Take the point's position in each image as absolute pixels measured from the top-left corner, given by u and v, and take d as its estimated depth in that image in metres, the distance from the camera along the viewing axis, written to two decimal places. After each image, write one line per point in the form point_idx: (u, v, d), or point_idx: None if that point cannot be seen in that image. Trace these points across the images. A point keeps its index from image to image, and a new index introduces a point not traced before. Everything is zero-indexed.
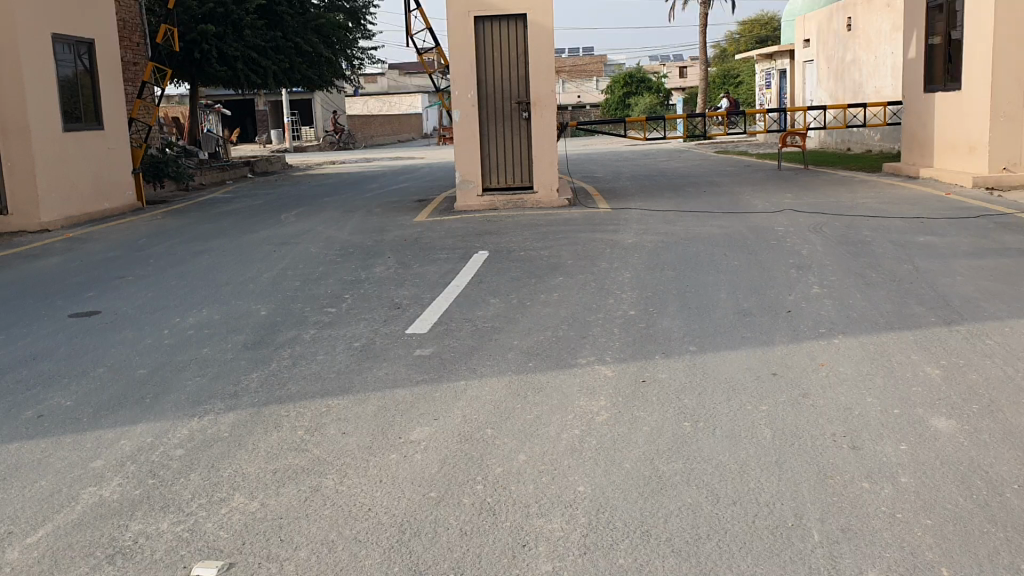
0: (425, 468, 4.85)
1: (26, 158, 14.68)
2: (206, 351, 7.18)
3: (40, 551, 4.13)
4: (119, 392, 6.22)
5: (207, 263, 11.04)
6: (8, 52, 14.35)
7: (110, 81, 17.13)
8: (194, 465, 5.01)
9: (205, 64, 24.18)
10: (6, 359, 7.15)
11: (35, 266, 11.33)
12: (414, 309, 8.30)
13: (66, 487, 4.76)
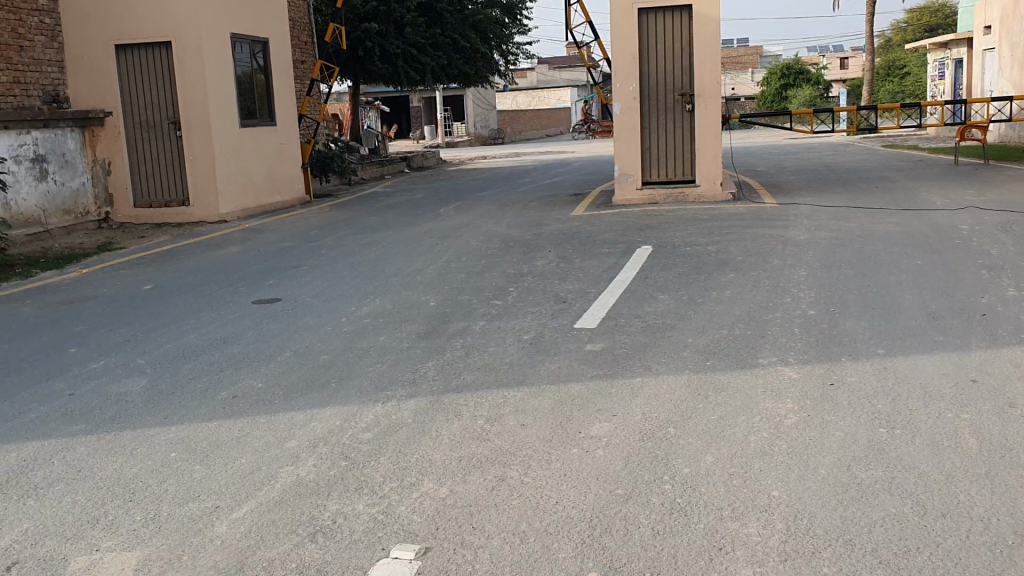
0: (610, 464, 4.80)
1: (207, 152, 15.53)
2: (383, 340, 7.37)
3: (247, 525, 4.32)
4: (305, 377, 6.45)
5: (375, 255, 11.36)
6: (193, 52, 15.19)
7: (282, 78, 17.89)
8: (382, 450, 5.13)
9: (368, 61, 24.96)
10: (199, 341, 7.55)
11: (218, 254, 11.97)
12: (582, 303, 8.26)
13: (265, 465, 4.97)
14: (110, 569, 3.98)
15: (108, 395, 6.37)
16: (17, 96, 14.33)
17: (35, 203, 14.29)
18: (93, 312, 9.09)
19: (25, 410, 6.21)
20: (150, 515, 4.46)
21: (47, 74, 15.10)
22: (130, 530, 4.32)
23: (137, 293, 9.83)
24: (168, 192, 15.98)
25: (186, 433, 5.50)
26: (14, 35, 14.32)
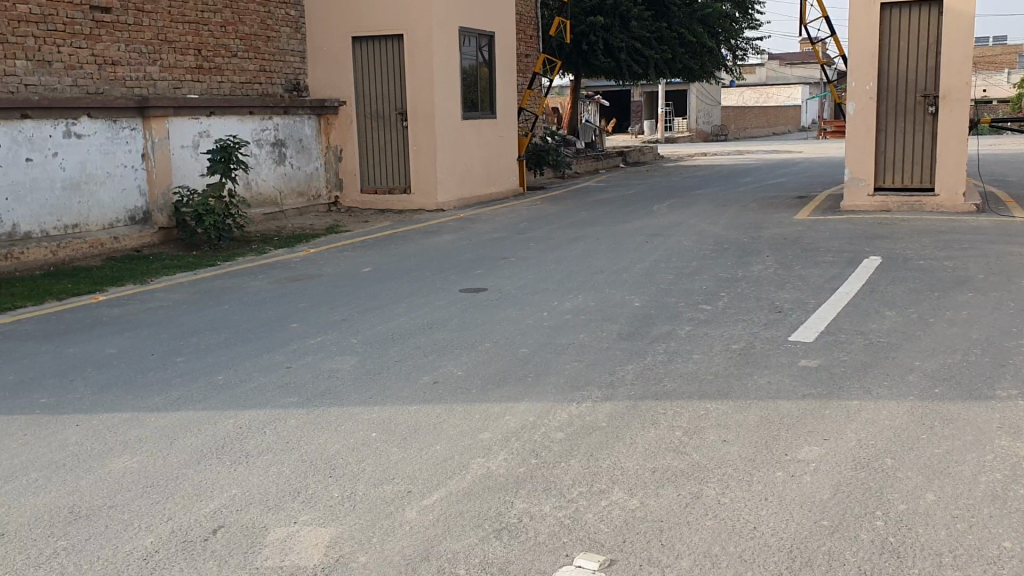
0: (816, 492, 4.44)
1: (430, 142, 16.08)
2: (585, 337, 7.27)
3: (435, 514, 4.33)
4: (503, 368, 6.48)
5: (584, 250, 11.29)
6: (424, 43, 15.76)
7: (506, 71, 18.21)
8: (574, 452, 5.02)
9: (591, 55, 24.99)
10: (407, 325, 7.77)
11: (433, 240, 12.34)
12: (797, 314, 7.80)
13: (458, 455, 4.99)
14: (304, 543, 4.10)
15: (320, 370, 6.67)
16: (262, 83, 15.41)
17: (272, 184, 15.31)
18: (313, 290, 9.58)
19: (245, 379, 6.61)
20: (346, 493, 4.58)
21: (290, 63, 16.12)
22: (326, 506, 4.45)
23: (355, 274, 10.28)
24: (392, 178, 16.68)
25: (386, 415, 5.63)
26: (262, 26, 15.39)
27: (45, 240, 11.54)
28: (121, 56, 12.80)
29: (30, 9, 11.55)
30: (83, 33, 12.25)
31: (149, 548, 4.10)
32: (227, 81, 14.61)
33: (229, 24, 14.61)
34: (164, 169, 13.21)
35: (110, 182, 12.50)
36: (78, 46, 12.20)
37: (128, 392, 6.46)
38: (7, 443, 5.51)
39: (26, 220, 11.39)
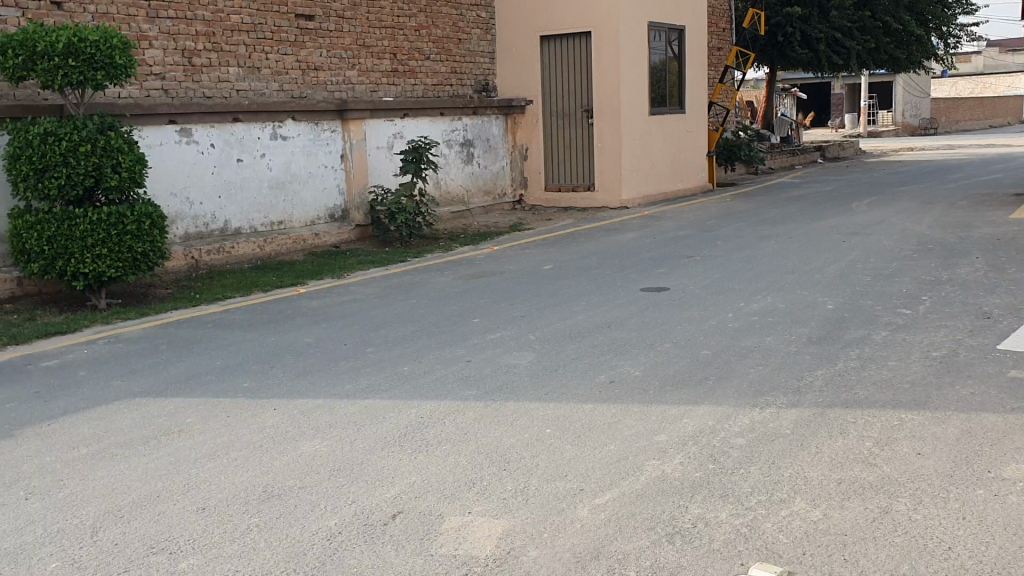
0: (1022, 515, 4.08)
1: (616, 139, 16.02)
2: (770, 340, 7.00)
3: (607, 514, 4.30)
4: (683, 369, 6.35)
5: (773, 249, 10.89)
6: (611, 39, 15.73)
7: (696, 66, 17.86)
8: (755, 459, 4.84)
9: (787, 47, 24.10)
10: (587, 323, 7.76)
11: (617, 238, 12.29)
12: (1009, 322, 7.19)
13: (633, 456, 4.93)
14: (478, 534, 4.18)
15: (499, 365, 6.78)
16: (453, 84, 15.87)
17: (461, 183, 15.74)
18: (497, 286, 9.75)
19: (428, 370, 6.82)
20: (520, 487, 4.62)
21: (480, 64, 16.51)
22: (500, 498, 4.51)
23: (538, 272, 10.39)
24: (577, 176, 16.74)
25: (563, 412, 5.64)
26: (454, 29, 15.85)
27: (253, 236, 12.37)
28: (322, 61, 13.53)
29: (242, 19, 12.42)
30: (288, 40, 13.04)
31: (333, 529, 4.30)
32: (420, 83, 15.14)
33: (422, 27, 15.14)
34: (360, 168, 13.85)
35: (311, 181, 13.25)
36: (284, 53, 13.00)
37: (321, 380, 6.82)
38: (213, 423, 5.95)
39: (237, 217, 12.27)
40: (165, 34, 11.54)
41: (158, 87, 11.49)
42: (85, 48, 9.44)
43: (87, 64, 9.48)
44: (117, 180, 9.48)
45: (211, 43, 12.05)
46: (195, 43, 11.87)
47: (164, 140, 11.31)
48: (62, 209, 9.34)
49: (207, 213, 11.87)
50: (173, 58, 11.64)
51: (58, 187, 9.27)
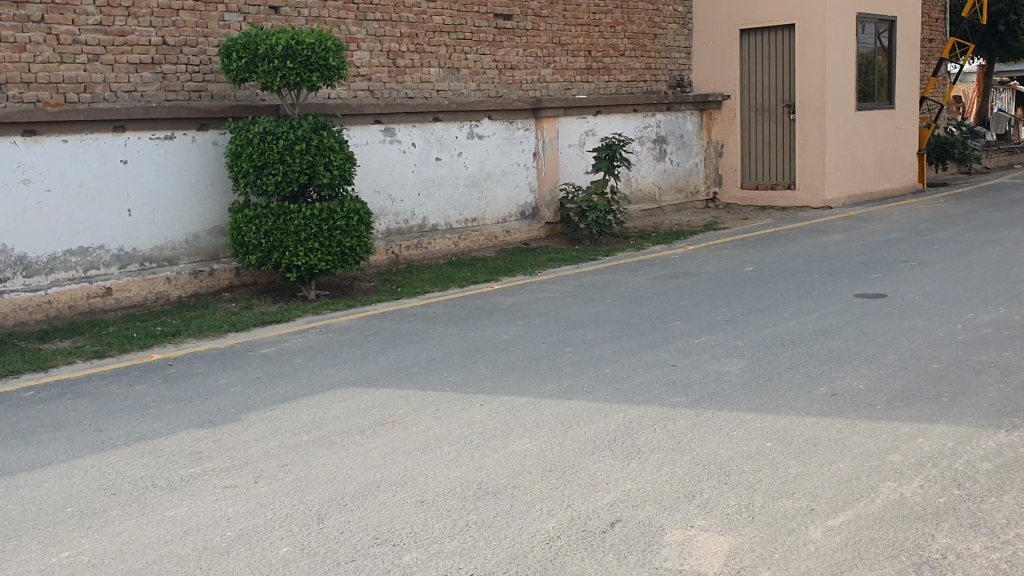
0: None
1: (819, 135, 15.32)
2: (1009, 356, 6.41)
3: (843, 537, 4.01)
4: (912, 384, 5.90)
5: (1000, 255, 10.03)
6: (816, 31, 15.08)
7: (907, 59, 16.83)
8: (1007, 487, 4.40)
9: (1008, 37, 22.31)
10: (798, 330, 7.38)
11: (820, 240, 11.70)
12: None
13: (865, 476, 4.60)
14: (703, 549, 4.00)
15: (708, 371, 6.54)
16: (647, 80, 15.65)
17: (653, 180, 15.49)
18: (696, 288, 9.48)
19: (632, 373, 6.67)
20: (744, 502, 4.40)
21: (675, 60, 16.18)
22: (724, 513, 4.31)
23: (739, 274, 10.02)
24: (775, 175, 16.13)
25: (782, 424, 5.36)
26: (650, 25, 15.61)
27: (448, 232, 12.61)
28: (519, 60, 13.65)
29: (445, 20, 12.70)
30: (487, 40, 13.23)
31: (551, 533, 4.24)
32: (615, 79, 15.03)
33: (618, 24, 15.02)
34: (553, 166, 13.87)
35: (505, 179, 13.37)
36: (482, 53, 13.18)
37: (524, 378, 6.80)
38: (424, 416, 6.04)
39: (434, 214, 12.55)
40: (372, 36, 11.94)
41: (365, 88, 11.91)
42: (302, 50, 9.87)
43: (303, 66, 9.92)
44: (329, 177, 9.87)
45: (413, 44, 12.38)
46: (399, 44, 12.24)
47: (370, 139, 11.70)
48: (278, 205, 9.85)
49: (407, 210, 12.21)
50: (378, 59, 12.02)
51: (275, 184, 9.75)
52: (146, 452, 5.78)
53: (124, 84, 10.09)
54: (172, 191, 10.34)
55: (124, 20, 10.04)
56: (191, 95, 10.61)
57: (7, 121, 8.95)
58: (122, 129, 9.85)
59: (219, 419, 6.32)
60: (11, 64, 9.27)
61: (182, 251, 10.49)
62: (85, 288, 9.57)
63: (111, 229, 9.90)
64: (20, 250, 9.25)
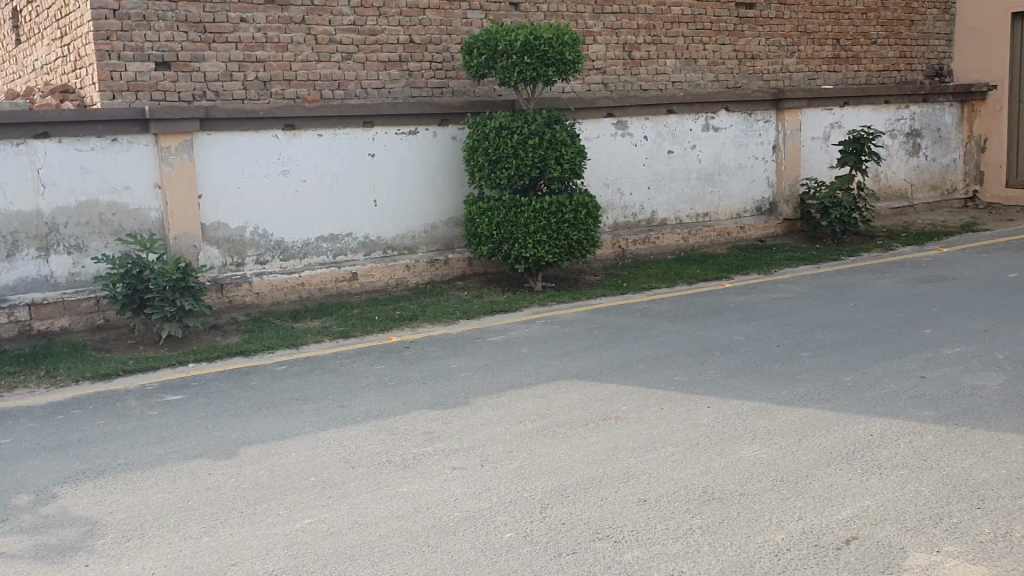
0: None
1: None
2: None
3: None
4: None
5: None
6: None
7: None
8: None
9: None
10: None
11: None
12: None
13: None
14: None
15: (961, 385, 6.01)
16: (900, 70, 14.65)
17: (904, 176, 14.48)
18: (949, 294, 8.76)
19: (874, 383, 6.24)
20: (1001, 531, 3.99)
21: (934, 47, 15.04)
22: (977, 541, 3.92)
23: (1000, 280, 9.15)
24: None
25: None
26: (907, 10, 14.61)
27: (679, 227, 12.42)
28: (760, 50, 13.21)
29: (684, 11, 12.49)
30: (727, 30, 12.88)
31: (781, 544, 4.04)
32: (864, 69, 14.20)
33: (870, 10, 14.16)
34: (794, 160, 13.28)
35: (740, 173, 12.97)
36: (722, 44, 12.86)
37: (755, 381, 6.55)
38: (650, 414, 5.95)
39: (665, 209, 12.38)
40: (609, 29, 11.94)
41: (599, 81, 11.94)
42: (540, 44, 9.99)
43: (540, 61, 10.05)
44: (560, 171, 9.98)
45: (651, 36, 12.26)
46: (637, 37, 12.16)
47: (602, 132, 11.67)
48: (510, 198, 10.06)
49: (637, 204, 12.13)
50: (615, 52, 12.02)
51: (508, 177, 9.98)
52: (382, 429, 6.08)
53: (374, 81, 10.69)
54: (414, 183, 10.83)
55: (375, 20, 10.62)
56: (434, 91, 11.09)
57: (271, 116, 9.69)
58: (370, 123, 10.42)
59: (450, 402, 6.54)
60: (274, 63, 10.07)
61: (421, 240, 10.97)
62: (333, 272, 10.23)
63: (359, 218, 10.51)
64: (278, 236, 10.02)
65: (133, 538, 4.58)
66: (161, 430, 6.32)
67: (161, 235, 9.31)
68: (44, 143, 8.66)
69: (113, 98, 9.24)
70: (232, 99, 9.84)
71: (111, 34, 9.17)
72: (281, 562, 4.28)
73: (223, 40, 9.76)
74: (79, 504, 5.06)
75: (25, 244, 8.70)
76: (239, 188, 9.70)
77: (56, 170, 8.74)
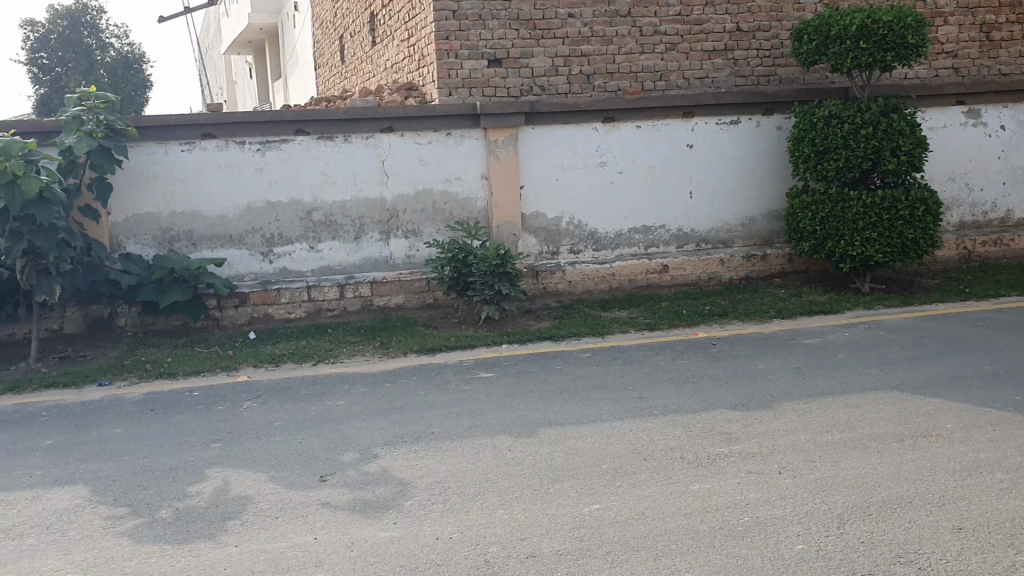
0: None
1: None
2: None
3: None
4: None
5: None
6: None
7: None
8: None
9: None
10: None
11: None
12: None
13: None
14: None
15: None
16: None
17: None
18: None
19: None
20: None
21: None
22: None
23: None
24: None
25: None
26: None
27: None
28: None
29: None
30: None
31: None
32: None
33: None
34: None
35: None
36: None
37: None
38: (978, 435, 5.38)
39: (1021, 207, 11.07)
40: (963, 9, 10.86)
41: (948, 66, 10.90)
42: (879, 28, 9.34)
43: (878, 45, 9.38)
44: (896, 163, 9.34)
45: (1014, 14, 11.05)
46: (996, 15, 10.99)
47: (950, 121, 10.65)
48: (837, 190, 9.51)
49: (987, 201, 10.95)
50: (969, 34, 10.91)
51: (836, 169, 9.47)
52: (678, 425, 6.04)
53: (697, 72, 10.63)
54: (731, 176, 10.59)
55: (702, 9, 10.56)
56: (760, 79, 10.85)
57: (593, 109, 9.92)
58: (690, 115, 10.31)
59: (753, 404, 6.35)
60: (598, 56, 10.32)
61: (737, 234, 10.72)
62: (645, 263, 10.29)
63: (674, 210, 10.47)
64: (594, 226, 10.24)
65: (435, 503, 4.94)
66: (471, 404, 6.74)
67: (485, 223, 9.90)
68: (389, 136, 9.54)
69: (449, 94, 9.96)
70: (556, 93, 10.25)
71: (450, 35, 9.87)
72: (567, 543, 4.41)
73: (550, 36, 10.16)
74: (394, 466, 5.54)
75: (370, 228, 9.66)
76: (559, 179, 10.04)
77: (398, 162, 9.59)
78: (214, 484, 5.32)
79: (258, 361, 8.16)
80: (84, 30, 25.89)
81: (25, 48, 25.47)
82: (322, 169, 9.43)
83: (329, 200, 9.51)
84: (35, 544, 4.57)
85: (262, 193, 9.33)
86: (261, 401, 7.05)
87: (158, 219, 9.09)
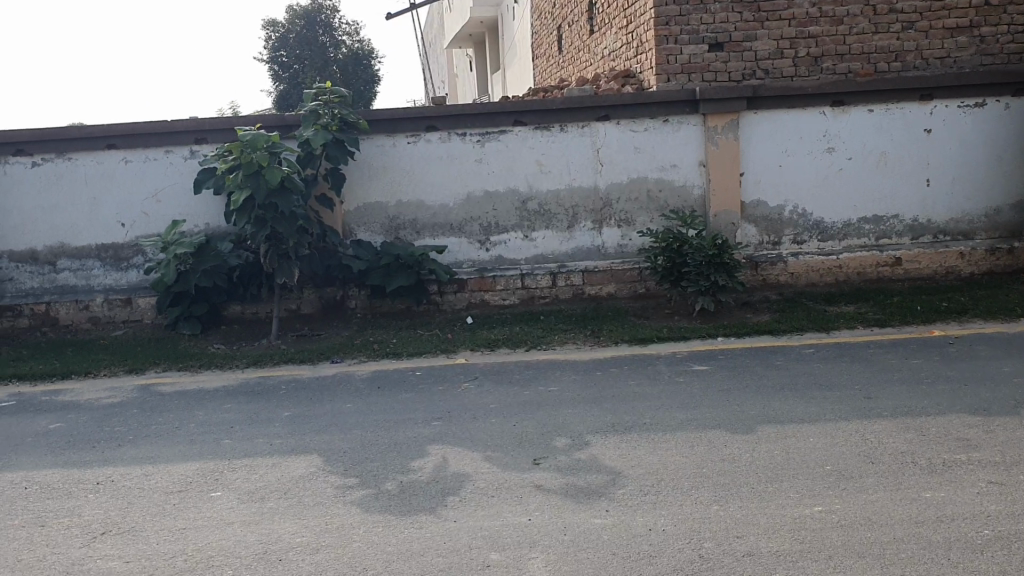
0: None
1: None
2: None
3: None
4: None
5: None
6: None
7: None
8: None
9: None
10: None
11: None
12: None
13: None
14: None
15: None
16: None
17: None
18: None
19: None
20: None
21: None
22: None
23: None
24: None
25: None
26: None
27: None
28: None
29: None
30: None
31: None
32: None
33: None
34: None
35: None
36: None
37: None
38: None
39: None
40: None
41: None
42: None
43: None
44: None
45: None
46: None
47: None
48: None
49: None
50: None
51: None
52: (911, 428, 5.65)
53: (937, 50, 10.00)
54: (975, 161, 9.78)
55: None
56: (1010, 57, 10.08)
57: (819, 93, 9.47)
58: (929, 97, 9.61)
59: (996, 409, 5.85)
60: (828, 37, 9.92)
61: (981, 225, 9.88)
62: (875, 256, 9.69)
63: (908, 199, 9.80)
64: (818, 215, 9.77)
65: (649, 493, 4.89)
66: (685, 396, 6.63)
67: (702, 212, 9.69)
68: (605, 125, 9.54)
69: (667, 81, 9.83)
70: (781, 76, 9.92)
71: (670, 19, 9.73)
72: (787, 543, 4.24)
73: (776, 18, 9.85)
74: (607, 453, 5.53)
75: (584, 217, 9.70)
76: (781, 167, 9.65)
77: (614, 150, 9.57)
78: (435, 461, 5.53)
79: (475, 345, 8.41)
80: (319, 30, 27.67)
81: (268, 48, 27.64)
82: (538, 159, 9.57)
83: (545, 190, 9.63)
84: (275, 507, 4.93)
85: (481, 182, 9.59)
86: (478, 383, 7.27)
87: (384, 208, 9.57)
